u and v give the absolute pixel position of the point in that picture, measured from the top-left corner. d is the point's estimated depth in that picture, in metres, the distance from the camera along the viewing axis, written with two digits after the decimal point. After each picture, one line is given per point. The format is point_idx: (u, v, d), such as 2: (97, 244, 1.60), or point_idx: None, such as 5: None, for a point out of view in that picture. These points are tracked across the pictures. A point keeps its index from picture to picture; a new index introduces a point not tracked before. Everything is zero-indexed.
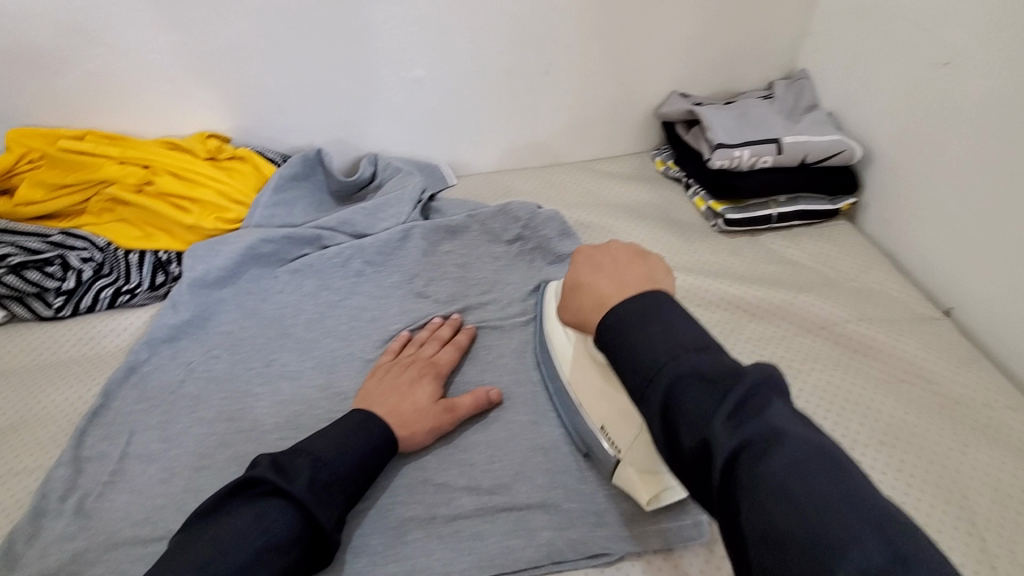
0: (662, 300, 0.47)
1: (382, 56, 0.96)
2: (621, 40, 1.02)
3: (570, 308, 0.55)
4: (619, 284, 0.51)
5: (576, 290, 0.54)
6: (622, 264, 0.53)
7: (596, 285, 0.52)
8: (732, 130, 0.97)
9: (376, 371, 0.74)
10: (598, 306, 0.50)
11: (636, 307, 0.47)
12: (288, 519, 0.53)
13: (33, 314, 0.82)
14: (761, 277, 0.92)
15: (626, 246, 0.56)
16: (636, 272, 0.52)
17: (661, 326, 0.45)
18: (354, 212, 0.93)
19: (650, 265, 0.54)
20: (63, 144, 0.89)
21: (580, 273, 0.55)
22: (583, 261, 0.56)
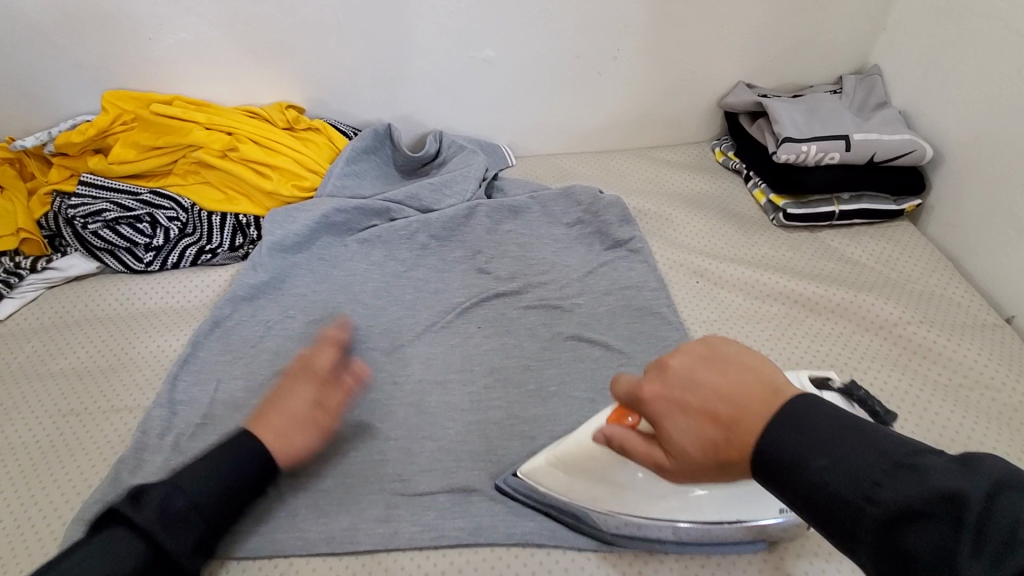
0: (803, 423, 0.41)
1: (455, 36, 0.98)
2: (694, 27, 1.02)
3: (685, 471, 0.47)
4: (715, 418, 0.44)
5: (715, 448, 0.44)
6: (732, 396, 0.44)
7: (700, 434, 0.45)
8: (801, 124, 0.96)
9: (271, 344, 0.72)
10: (721, 459, 0.44)
11: (790, 443, 0.41)
12: (179, 528, 0.57)
13: (125, 267, 0.90)
14: (821, 273, 0.92)
15: (691, 360, 0.47)
16: (752, 390, 0.44)
17: (820, 454, 0.40)
18: (421, 187, 0.97)
19: (740, 368, 0.46)
20: (153, 108, 0.94)
21: (703, 430, 0.45)
22: (663, 413, 0.47)
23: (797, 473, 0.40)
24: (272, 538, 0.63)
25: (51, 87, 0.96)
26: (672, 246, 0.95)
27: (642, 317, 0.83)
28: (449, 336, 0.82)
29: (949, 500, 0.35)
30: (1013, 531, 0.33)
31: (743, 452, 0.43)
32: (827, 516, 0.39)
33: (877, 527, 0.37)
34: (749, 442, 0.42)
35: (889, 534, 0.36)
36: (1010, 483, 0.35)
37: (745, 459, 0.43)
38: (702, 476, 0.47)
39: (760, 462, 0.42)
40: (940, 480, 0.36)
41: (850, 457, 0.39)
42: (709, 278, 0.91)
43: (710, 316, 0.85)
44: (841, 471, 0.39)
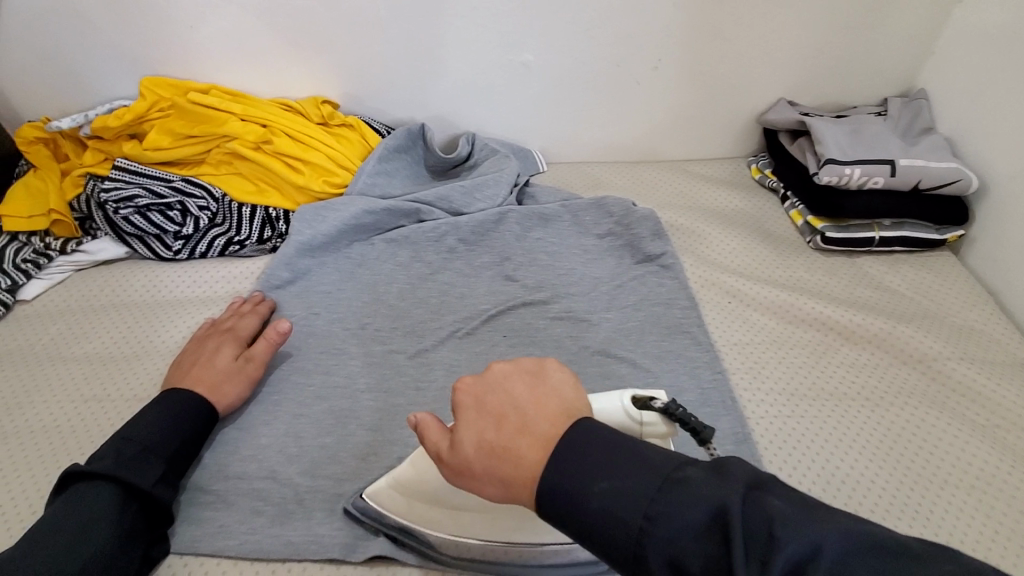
0: (583, 444, 0.40)
1: (496, 38, 0.96)
2: (739, 41, 1.00)
3: (464, 482, 0.43)
4: (502, 423, 0.42)
5: (490, 454, 0.42)
6: (526, 406, 0.43)
7: (487, 442, 0.42)
8: (845, 146, 0.94)
9: (256, 363, 0.73)
10: (501, 476, 0.41)
11: (563, 461, 0.39)
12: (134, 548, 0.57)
13: (154, 254, 0.90)
14: (857, 301, 0.89)
15: (512, 368, 0.45)
16: (549, 410, 0.42)
17: (602, 475, 0.38)
18: (452, 189, 0.95)
19: (546, 385, 0.44)
20: (190, 96, 0.94)
21: (483, 433, 0.42)
22: (467, 414, 0.44)
23: (582, 499, 0.38)
24: (286, 542, 0.62)
25: (90, 70, 0.97)
26: (703, 263, 0.93)
27: (671, 336, 0.81)
28: (473, 344, 0.81)
29: (724, 523, 0.33)
30: (766, 533, 0.32)
31: (528, 475, 0.40)
32: (612, 540, 0.36)
33: (653, 547, 0.35)
34: (533, 463, 0.40)
35: (676, 559, 0.34)
36: (767, 489, 0.35)
37: (528, 484, 0.40)
38: (476, 490, 0.43)
39: (541, 486, 0.39)
40: (717, 501, 0.34)
41: (631, 478, 0.37)
42: (740, 299, 0.88)
43: (742, 339, 0.83)
44: (619, 492, 0.37)
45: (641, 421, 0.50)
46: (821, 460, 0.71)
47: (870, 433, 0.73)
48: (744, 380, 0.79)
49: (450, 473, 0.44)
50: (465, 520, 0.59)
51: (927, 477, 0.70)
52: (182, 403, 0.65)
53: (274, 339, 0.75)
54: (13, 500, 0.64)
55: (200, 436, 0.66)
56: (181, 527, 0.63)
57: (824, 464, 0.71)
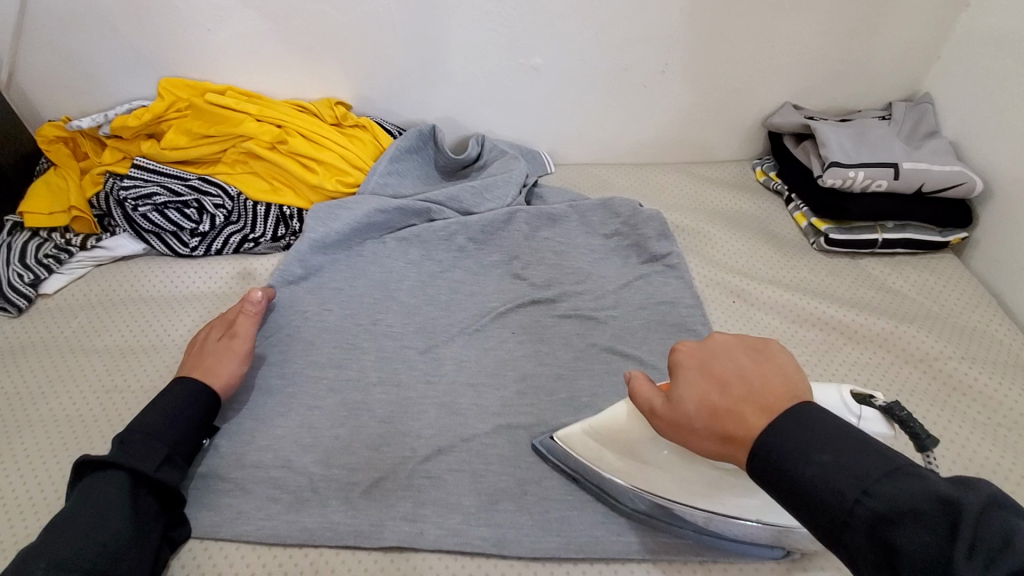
0: (809, 419, 0.43)
1: (506, 42, 0.98)
2: (745, 46, 1.01)
3: (674, 433, 0.50)
4: (723, 389, 0.47)
5: (712, 414, 0.47)
6: (750, 377, 0.47)
7: (708, 402, 0.47)
8: (849, 149, 0.95)
9: (241, 339, 0.74)
10: (722, 433, 0.46)
11: (784, 429, 0.43)
12: (148, 528, 0.59)
13: (171, 250, 0.92)
14: (862, 301, 0.91)
15: (735, 340, 0.50)
16: (775, 385, 0.46)
17: (823, 449, 0.41)
18: (462, 189, 0.97)
19: (771, 363, 0.48)
20: (207, 97, 0.96)
21: (704, 394, 0.48)
22: (688, 377, 0.49)
23: (797, 466, 0.41)
24: (301, 528, 0.63)
25: (110, 71, 0.99)
26: (709, 264, 0.95)
27: (677, 334, 0.83)
28: (482, 340, 0.82)
29: (954, 517, 0.35)
30: (1005, 541, 0.34)
31: (745, 433, 0.45)
32: (820, 509, 0.40)
33: (865, 522, 0.38)
34: (756, 426, 0.45)
35: (880, 531, 0.37)
36: (1002, 502, 0.36)
37: (745, 442, 0.45)
38: (691, 443, 0.49)
39: (762, 445, 0.44)
40: (946, 495, 0.36)
41: (847, 456, 0.40)
42: (746, 299, 0.90)
43: (746, 338, 0.85)
44: (836, 467, 0.40)
45: (858, 416, 0.53)
46: None
47: None
48: None
49: (662, 426, 0.50)
50: (654, 474, 0.61)
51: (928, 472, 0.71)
52: (180, 390, 0.67)
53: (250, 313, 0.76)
54: (37, 486, 0.67)
55: (201, 423, 0.67)
56: (198, 514, 0.64)
57: None
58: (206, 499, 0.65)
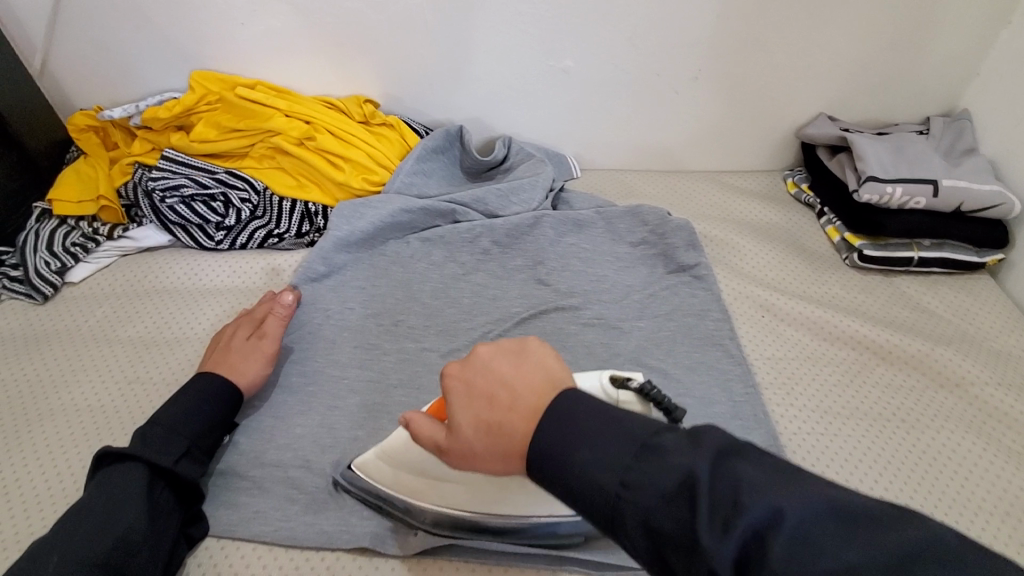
0: (568, 415, 0.41)
1: (536, 44, 0.97)
2: (781, 54, 0.99)
3: (466, 461, 0.46)
4: (507, 404, 0.43)
5: (490, 431, 0.43)
6: (507, 384, 0.44)
7: (483, 420, 0.44)
8: (887, 164, 0.92)
9: (269, 339, 0.74)
10: (508, 451, 0.43)
11: (548, 429, 0.41)
12: (163, 522, 0.58)
13: (197, 244, 0.92)
14: (895, 321, 0.88)
15: (498, 344, 0.47)
16: (512, 393, 0.43)
17: (586, 445, 0.39)
18: (488, 191, 0.96)
19: (526, 361, 0.45)
20: (239, 91, 0.96)
21: (473, 410, 0.45)
22: (456, 399, 0.46)
23: (567, 469, 0.39)
24: (319, 531, 0.63)
25: (143, 63, 1.00)
26: (737, 276, 0.93)
27: (703, 348, 0.81)
28: None
29: (693, 491, 0.34)
30: (733, 501, 0.33)
31: (520, 443, 0.42)
32: (589, 502, 0.38)
33: (611, 506, 0.37)
34: (522, 432, 0.42)
35: (649, 522, 0.35)
36: (757, 458, 0.35)
37: (521, 452, 0.42)
38: (487, 469, 0.45)
39: (532, 454, 0.41)
40: (694, 469, 0.35)
41: (579, 442, 0.39)
42: (774, 314, 0.88)
43: (775, 354, 0.83)
44: (601, 460, 0.38)
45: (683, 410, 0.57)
46: (850, 480, 0.70)
47: (901, 455, 0.73)
48: (776, 396, 0.78)
49: (453, 459, 0.47)
50: (448, 489, 0.61)
51: (962, 503, 0.69)
52: (206, 386, 0.67)
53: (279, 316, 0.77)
54: (58, 475, 0.67)
55: (221, 420, 0.67)
56: (216, 511, 0.64)
57: (855, 484, 0.70)
58: (225, 496, 0.65)
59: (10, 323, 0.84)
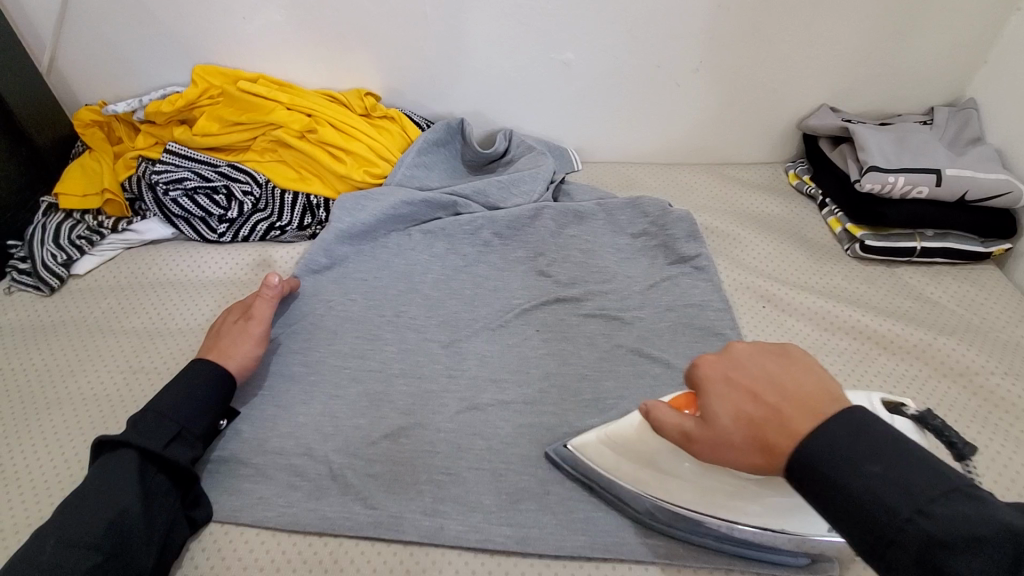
0: (861, 426, 0.39)
1: (537, 36, 0.97)
2: (783, 45, 0.99)
3: (711, 456, 0.44)
4: (757, 398, 0.43)
5: (750, 425, 0.42)
6: (776, 382, 0.43)
7: (745, 415, 0.43)
8: (889, 154, 0.92)
9: (258, 321, 0.74)
10: (764, 446, 0.41)
11: (833, 431, 0.39)
12: (157, 506, 0.58)
13: (199, 236, 0.93)
14: (898, 311, 0.88)
15: (755, 347, 0.46)
16: (772, 392, 0.43)
17: (874, 460, 0.38)
18: (489, 183, 0.96)
19: (794, 367, 0.44)
20: (240, 85, 0.96)
21: (722, 403, 0.44)
22: (714, 390, 0.45)
23: (842, 480, 0.38)
24: (322, 516, 0.63)
25: (147, 58, 1.01)
26: (739, 267, 0.93)
27: (705, 337, 0.81)
28: (506, 336, 0.82)
29: (1019, 551, 0.33)
30: None
31: (788, 438, 0.40)
32: (856, 525, 0.38)
33: (881, 532, 0.36)
34: (799, 433, 0.40)
35: (926, 549, 0.35)
36: None
37: (787, 448, 0.40)
38: (736, 464, 0.43)
39: (803, 453, 0.40)
40: (1012, 524, 0.34)
41: (866, 467, 0.38)
42: (776, 304, 0.88)
43: (776, 344, 0.83)
44: (892, 481, 0.37)
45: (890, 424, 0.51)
46: None
47: None
48: None
49: (699, 450, 0.45)
50: (673, 485, 0.58)
51: None
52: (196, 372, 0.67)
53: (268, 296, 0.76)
54: (64, 462, 0.67)
55: (214, 405, 0.67)
56: (220, 497, 0.65)
57: None
58: (229, 483, 0.66)
59: (18, 315, 0.85)
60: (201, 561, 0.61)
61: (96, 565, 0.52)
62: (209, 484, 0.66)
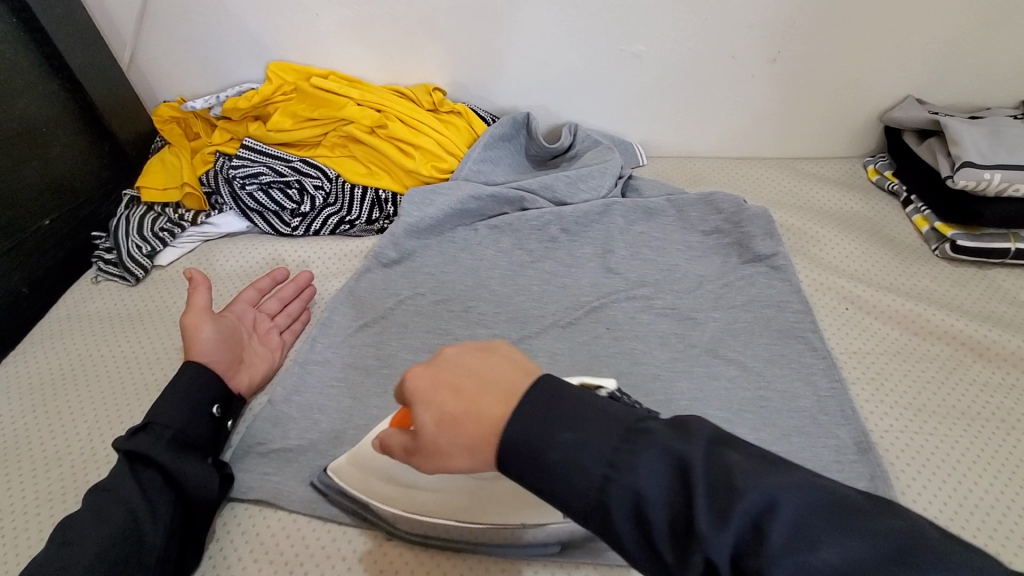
0: (541, 401, 0.39)
1: (608, 28, 0.95)
2: (870, 33, 0.94)
3: (433, 465, 0.44)
4: (457, 393, 0.43)
5: (450, 424, 0.42)
6: (459, 372, 0.44)
7: (446, 415, 0.43)
8: (984, 149, 0.85)
9: (196, 312, 0.73)
10: (467, 442, 0.41)
11: (517, 411, 0.40)
12: (160, 502, 0.59)
13: (273, 230, 0.95)
14: (993, 316, 0.82)
15: (460, 347, 0.46)
16: (468, 384, 0.43)
17: (567, 431, 0.38)
18: (557, 178, 0.95)
19: (487, 359, 0.44)
20: (314, 82, 0.99)
21: (428, 405, 0.43)
22: (420, 399, 0.44)
23: (550, 464, 0.38)
24: (398, 509, 0.64)
25: (223, 55, 1.04)
26: (818, 265, 0.89)
27: (784, 341, 0.78)
28: (576, 334, 0.81)
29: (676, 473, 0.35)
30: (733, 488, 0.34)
31: (489, 431, 0.40)
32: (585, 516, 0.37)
33: (602, 511, 0.36)
34: (494, 416, 0.40)
35: (641, 518, 0.35)
36: (738, 441, 0.37)
37: (491, 439, 0.40)
38: (449, 466, 0.43)
39: (505, 439, 0.39)
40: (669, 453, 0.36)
41: (541, 447, 0.38)
42: (859, 306, 0.84)
43: (862, 347, 0.79)
44: (588, 460, 0.37)
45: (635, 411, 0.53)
46: (947, 481, 0.66)
47: (1003, 458, 0.68)
48: (865, 390, 0.75)
49: (422, 462, 0.45)
50: (456, 500, 0.59)
51: None
52: (197, 380, 0.67)
53: (197, 285, 0.74)
54: None
55: (203, 402, 0.66)
56: (298, 486, 0.66)
57: (954, 487, 0.66)
58: (307, 472, 0.67)
59: (104, 303, 0.89)
60: (286, 548, 0.63)
61: (96, 565, 0.53)
62: (287, 472, 0.67)
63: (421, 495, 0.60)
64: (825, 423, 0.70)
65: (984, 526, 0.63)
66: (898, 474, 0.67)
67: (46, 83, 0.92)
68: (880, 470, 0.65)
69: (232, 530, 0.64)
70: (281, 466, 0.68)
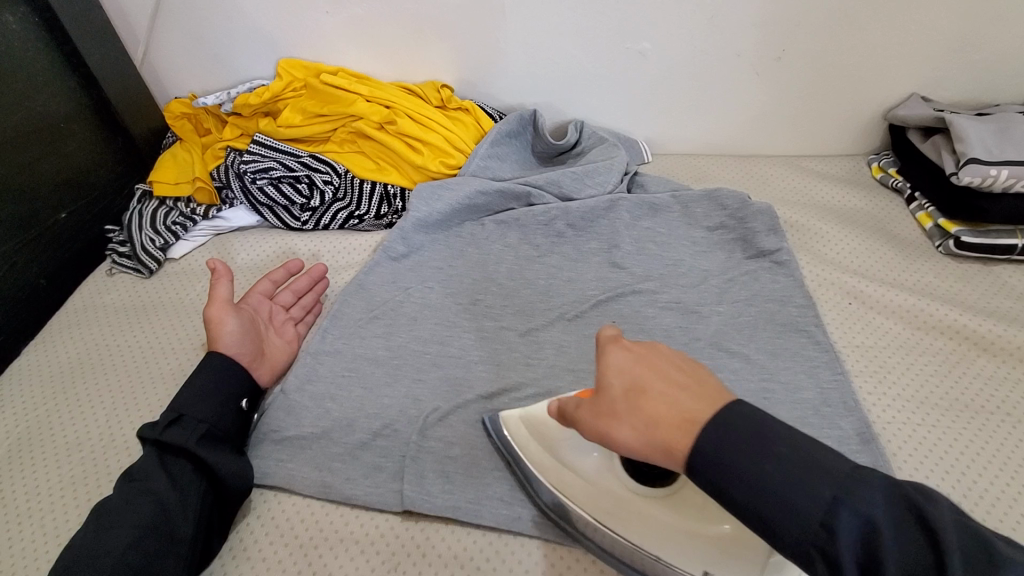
0: (741, 422, 0.42)
1: (614, 26, 0.96)
2: (874, 31, 0.94)
3: (599, 426, 0.48)
4: (662, 380, 0.47)
5: (635, 397, 0.47)
6: (668, 370, 0.48)
7: (637, 390, 0.47)
8: (989, 145, 0.86)
9: (220, 304, 0.74)
10: (647, 421, 0.45)
11: (729, 424, 0.42)
12: (184, 486, 0.60)
13: (283, 224, 0.97)
14: (997, 311, 0.83)
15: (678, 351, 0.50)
16: (680, 380, 0.47)
17: (773, 442, 0.41)
18: (563, 174, 0.96)
19: (699, 371, 0.48)
20: (324, 78, 1.00)
21: (624, 374, 0.48)
22: (617, 365, 0.49)
23: (724, 460, 0.41)
24: (407, 496, 0.65)
25: (233, 52, 1.05)
26: (822, 261, 0.90)
27: (788, 334, 0.79)
28: (582, 327, 0.82)
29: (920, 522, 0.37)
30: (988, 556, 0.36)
31: (680, 422, 0.44)
32: (793, 551, 0.39)
33: (821, 549, 0.38)
34: (690, 410, 0.44)
35: (870, 563, 0.37)
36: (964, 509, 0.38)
37: (675, 427, 0.44)
38: (612, 434, 0.47)
39: (696, 438, 0.42)
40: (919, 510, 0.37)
41: (749, 461, 0.40)
42: (862, 301, 0.85)
43: (865, 342, 0.80)
44: (794, 468, 0.39)
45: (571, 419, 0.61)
46: (949, 472, 0.67)
47: (1006, 450, 0.69)
48: (868, 384, 0.76)
49: (589, 421, 0.50)
50: (569, 479, 0.61)
51: None
52: (216, 369, 0.69)
53: (219, 277, 0.76)
54: None
55: (222, 390, 0.68)
56: (309, 473, 0.68)
57: (956, 478, 0.67)
58: (317, 460, 0.69)
59: (119, 295, 0.91)
60: (301, 532, 0.64)
61: (128, 549, 0.55)
62: (298, 460, 0.69)
63: (571, 478, 0.61)
64: (829, 415, 0.71)
65: (987, 516, 0.64)
66: (901, 466, 0.68)
67: (64, 79, 0.93)
68: (882, 461, 0.66)
69: (249, 515, 0.66)
70: (292, 454, 0.69)
